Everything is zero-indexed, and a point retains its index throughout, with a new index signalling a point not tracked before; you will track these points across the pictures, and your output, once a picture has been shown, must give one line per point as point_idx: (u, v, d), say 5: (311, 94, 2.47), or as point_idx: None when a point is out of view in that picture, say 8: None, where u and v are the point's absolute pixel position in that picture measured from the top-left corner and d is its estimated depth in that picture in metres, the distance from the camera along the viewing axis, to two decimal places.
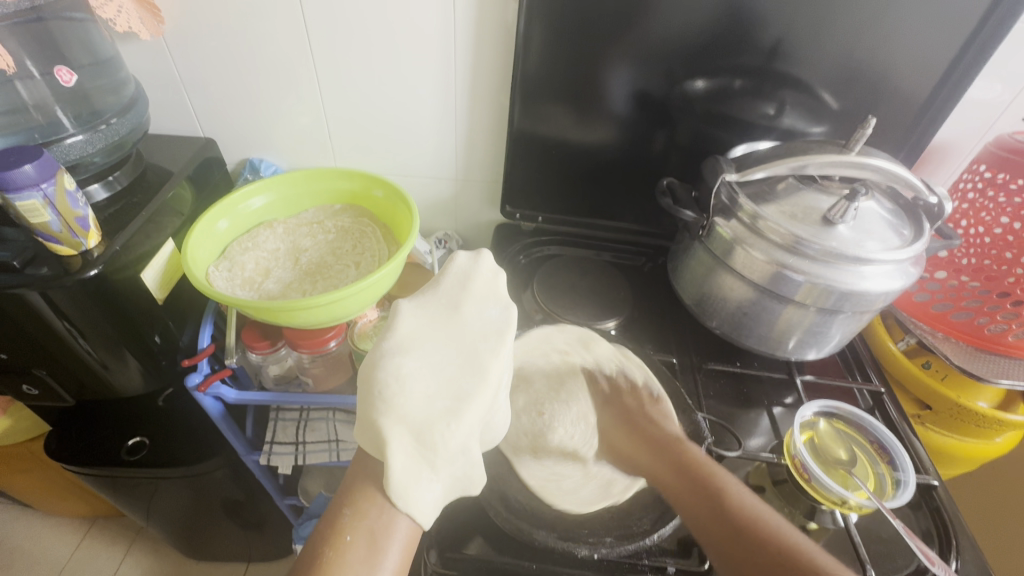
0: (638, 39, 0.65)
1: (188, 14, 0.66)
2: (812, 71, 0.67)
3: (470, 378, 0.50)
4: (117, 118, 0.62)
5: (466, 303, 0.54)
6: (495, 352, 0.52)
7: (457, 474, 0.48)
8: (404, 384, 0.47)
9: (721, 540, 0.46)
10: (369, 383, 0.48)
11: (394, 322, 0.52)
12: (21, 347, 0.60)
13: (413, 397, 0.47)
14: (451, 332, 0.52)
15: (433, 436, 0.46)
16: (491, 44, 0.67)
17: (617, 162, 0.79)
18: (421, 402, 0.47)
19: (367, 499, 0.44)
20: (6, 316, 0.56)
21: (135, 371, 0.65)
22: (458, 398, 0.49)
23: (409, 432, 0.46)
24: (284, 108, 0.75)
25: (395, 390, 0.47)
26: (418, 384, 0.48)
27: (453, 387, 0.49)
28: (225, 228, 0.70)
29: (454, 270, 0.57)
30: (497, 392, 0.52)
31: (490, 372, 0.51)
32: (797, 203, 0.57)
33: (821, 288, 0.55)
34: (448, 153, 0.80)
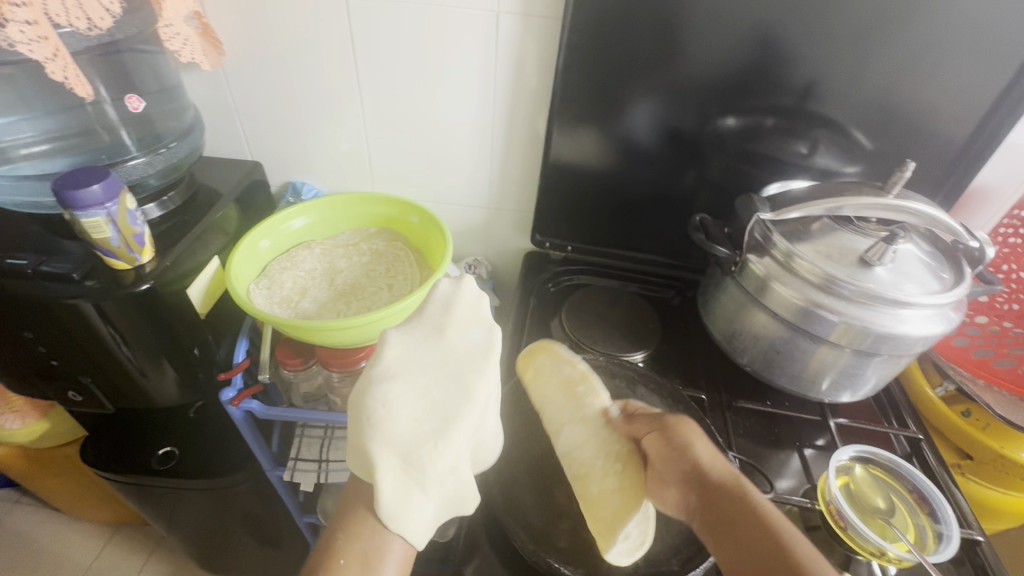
0: (672, 77, 0.67)
1: (247, 49, 0.70)
2: (846, 113, 0.68)
3: (457, 399, 0.50)
4: (176, 143, 0.67)
5: (450, 327, 0.54)
6: (481, 373, 0.52)
7: (448, 493, 0.49)
8: (391, 409, 0.48)
9: None
10: (358, 409, 0.49)
11: (380, 349, 0.52)
12: (68, 353, 0.62)
13: (401, 420, 0.49)
14: (437, 356, 0.53)
15: (421, 456, 0.47)
16: (531, 79, 0.70)
17: (647, 195, 0.80)
18: (409, 424, 0.49)
19: (364, 526, 0.45)
20: (57, 321, 0.58)
21: (170, 379, 0.67)
22: (446, 419, 0.50)
23: (397, 454, 0.47)
24: (329, 135, 0.79)
25: (382, 415, 0.48)
26: (406, 408, 0.49)
27: (441, 409, 0.50)
28: (267, 247, 0.74)
29: (436, 296, 0.56)
30: (486, 412, 0.52)
31: (477, 393, 0.51)
32: (832, 243, 0.57)
33: (857, 329, 0.55)
34: (482, 183, 0.82)
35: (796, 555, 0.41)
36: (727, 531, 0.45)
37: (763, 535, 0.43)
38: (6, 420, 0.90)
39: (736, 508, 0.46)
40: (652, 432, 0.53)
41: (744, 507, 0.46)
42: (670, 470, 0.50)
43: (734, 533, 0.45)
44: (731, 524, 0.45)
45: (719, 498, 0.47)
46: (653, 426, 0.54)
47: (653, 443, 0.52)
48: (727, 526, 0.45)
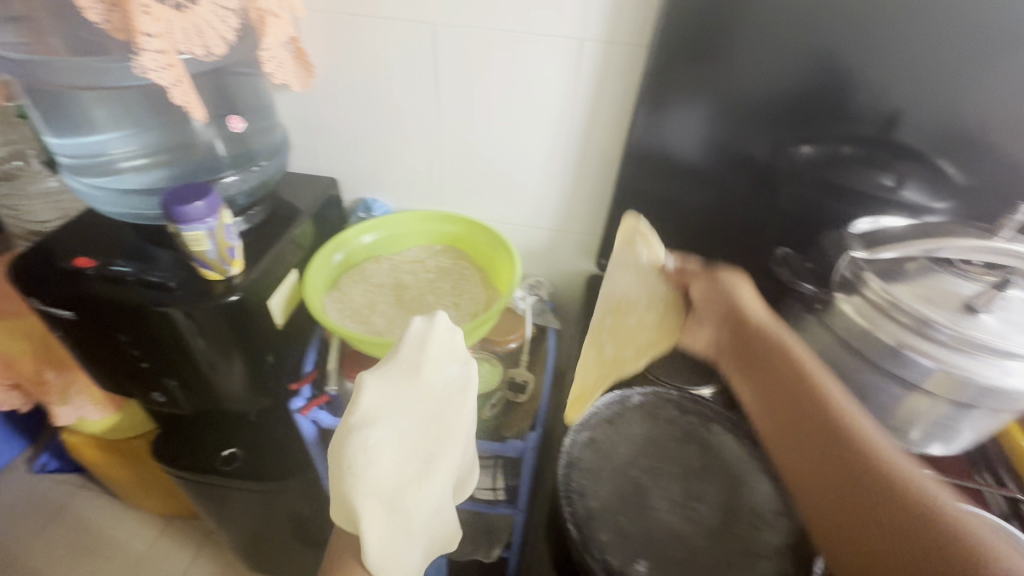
0: (755, 105, 0.66)
1: (333, 70, 0.73)
2: (941, 146, 0.65)
3: (433, 443, 0.50)
4: (267, 161, 0.72)
5: (426, 366, 0.52)
6: (456, 411, 0.52)
7: (435, 535, 0.51)
8: (371, 456, 0.48)
9: (840, 480, 0.46)
10: (338, 458, 0.48)
11: (355, 401, 0.50)
12: (152, 349, 0.65)
13: (383, 467, 0.48)
14: (415, 397, 0.51)
15: (405, 501, 0.48)
16: (608, 106, 0.70)
17: (718, 223, 0.78)
18: (390, 470, 0.48)
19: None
20: (142, 314, 0.60)
21: (237, 370, 0.68)
22: (427, 460, 0.50)
23: (381, 502, 0.47)
24: (403, 154, 0.81)
25: (363, 463, 0.47)
26: (386, 454, 0.48)
27: (421, 450, 0.50)
28: (339, 260, 0.76)
29: (409, 334, 0.53)
30: (465, 445, 0.52)
31: (455, 431, 0.51)
32: (932, 286, 0.54)
33: (956, 379, 0.51)
34: (549, 205, 0.82)
35: (868, 437, 0.47)
36: (763, 367, 0.56)
37: (832, 428, 0.49)
38: (81, 408, 0.92)
39: (788, 367, 0.53)
40: (699, 281, 0.62)
41: (807, 384, 0.52)
42: (718, 335, 0.60)
43: (767, 370, 0.55)
44: (768, 343, 0.56)
45: (755, 347, 0.57)
46: (705, 276, 0.62)
47: (711, 297, 0.60)
48: (767, 360, 0.55)
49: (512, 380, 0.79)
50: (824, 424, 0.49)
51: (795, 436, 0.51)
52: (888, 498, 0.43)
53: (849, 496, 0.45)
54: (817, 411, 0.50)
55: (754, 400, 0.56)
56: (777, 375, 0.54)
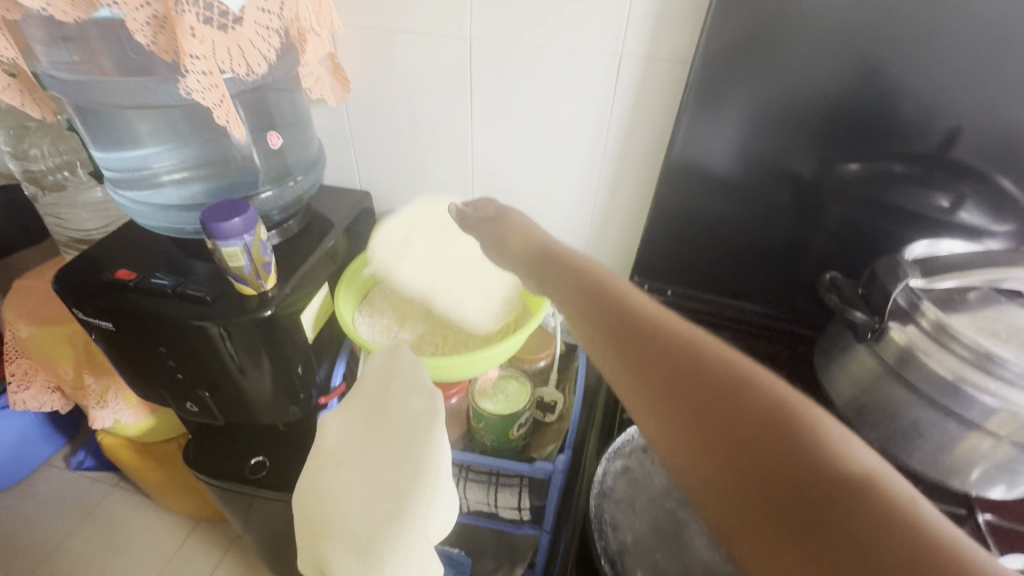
0: (801, 121, 0.63)
1: (368, 85, 0.73)
2: (1003, 167, 0.61)
3: (404, 486, 0.42)
4: (303, 176, 0.73)
5: (390, 398, 0.48)
6: (428, 442, 0.44)
7: None
8: (337, 500, 0.42)
9: (705, 431, 0.30)
10: (303, 507, 0.43)
11: (320, 439, 0.47)
12: (185, 356, 0.65)
13: (351, 513, 0.41)
14: (381, 429, 0.46)
15: (378, 549, 0.39)
16: (646, 122, 0.68)
17: (757, 243, 0.75)
18: (359, 515, 0.41)
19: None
20: (175, 321, 0.60)
21: (266, 378, 0.68)
22: (398, 498, 0.41)
23: (352, 553, 0.39)
24: (435, 168, 0.80)
25: (328, 511, 0.41)
26: (352, 497, 0.42)
27: (391, 487, 0.42)
28: (370, 275, 0.77)
29: (369, 367, 0.52)
30: (444, 483, 0.44)
31: (429, 467, 0.43)
32: (994, 318, 0.51)
33: (1021, 419, 0.48)
34: (582, 222, 0.80)
35: (714, 351, 0.34)
36: (557, 277, 0.49)
37: (621, 319, 0.39)
38: (118, 411, 0.92)
39: (644, 340, 0.36)
40: (564, 277, 0.48)
41: (665, 344, 0.35)
42: (603, 327, 0.39)
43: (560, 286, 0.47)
44: (644, 340, 0.36)
45: (645, 339, 0.36)
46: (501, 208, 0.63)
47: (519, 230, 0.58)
48: (644, 347, 0.36)
49: (541, 399, 0.77)
50: (622, 325, 0.38)
51: (646, 372, 0.35)
52: (796, 452, 0.28)
53: (741, 443, 0.29)
54: (643, 345, 0.36)
55: (632, 382, 0.35)
56: (600, 300, 0.42)
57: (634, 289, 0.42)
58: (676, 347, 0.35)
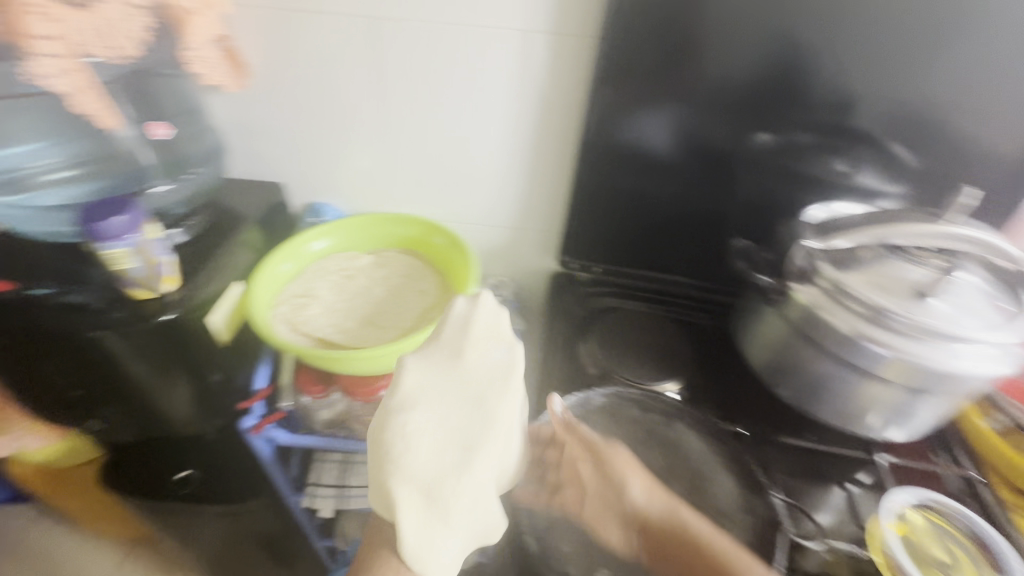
0: (709, 93, 0.65)
1: (269, 68, 0.69)
2: (893, 130, 0.65)
3: (474, 433, 0.46)
4: (200, 168, 0.69)
5: (467, 350, 0.49)
6: (500, 398, 0.47)
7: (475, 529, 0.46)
8: (410, 443, 0.45)
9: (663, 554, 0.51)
10: (375, 441, 0.46)
11: (397, 378, 0.48)
12: (86, 376, 0.62)
13: (421, 454, 0.45)
14: (456, 381, 0.48)
15: (442, 492, 0.44)
16: (561, 98, 0.68)
17: (678, 216, 0.76)
18: (429, 459, 0.45)
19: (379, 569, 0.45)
20: (68, 337, 0.58)
21: (183, 392, 0.66)
22: (467, 446, 0.46)
23: (417, 490, 0.44)
24: (353, 155, 0.77)
25: (400, 449, 0.45)
26: (430, 441, 0.46)
27: (461, 436, 0.46)
28: (288, 270, 0.73)
29: (452, 318, 0.51)
30: (511, 432, 0.48)
31: (499, 418, 0.47)
32: (883, 273, 0.54)
33: (911, 366, 0.51)
34: (507, 204, 0.80)
35: (696, 535, 0.50)
36: (545, 463, 0.56)
37: (618, 489, 0.53)
38: (18, 438, 0.85)
39: (667, 538, 0.51)
40: (584, 459, 0.55)
41: (671, 531, 0.51)
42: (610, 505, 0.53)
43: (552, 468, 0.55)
44: (648, 518, 0.52)
45: (646, 508, 0.52)
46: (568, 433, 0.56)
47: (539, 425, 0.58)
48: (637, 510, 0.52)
49: None
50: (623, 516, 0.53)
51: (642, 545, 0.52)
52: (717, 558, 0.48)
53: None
54: (654, 534, 0.51)
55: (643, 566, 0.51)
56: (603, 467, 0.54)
57: (620, 453, 0.54)
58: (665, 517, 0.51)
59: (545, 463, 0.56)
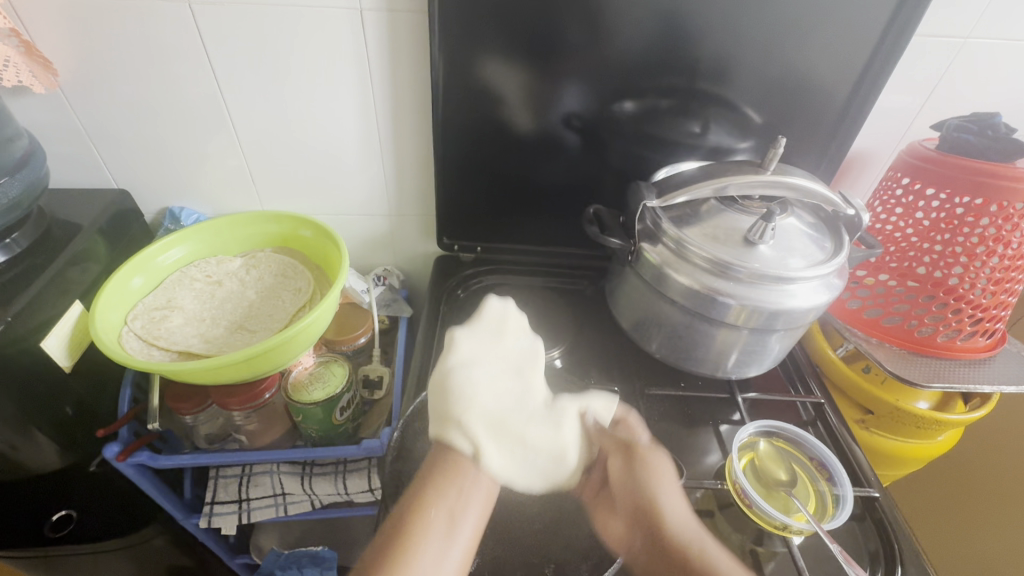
0: (558, 63, 0.65)
1: (83, 64, 0.63)
2: (736, 90, 0.68)
3: (526, 381, 0.54)
4: (8, 178, 0.58)
5: (506, 334, 0.57)
6: (536, 369, 0.55)
7: (542, 460, 0.50)
8: (475, 387, 0.51)
9: None
10: (442, 389, 0.52)
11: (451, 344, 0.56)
12: None
13: (486, 398, 0.51)
14: (500, 352, 0.56)
15: (511, 425, 0.50)
16: (410, 77, 0.67)
17: (549, 187, 0.78)
18: (491, 399, 0.51)
19: (451, 462, 0.47)
20: None
21: (47, 442, 0.62)
22: (524, 397, 0.52)
23: (487, 422, 0.49)
24: (205, 153, 0.73)
25: (468, 391, 0.50)
26: (489, 388, 0.52)
27: (517, 391, 0.53)
28: (140, 284, 0.68)
29: (486, 312, 0.59)
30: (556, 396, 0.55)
31: (542, 386, 0.54)
32: (718, 225, 0.58)
33: (751, 309, 0.55)
34: (380, 189, 0.78)
35: None
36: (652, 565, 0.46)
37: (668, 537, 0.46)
38: None
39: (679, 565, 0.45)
40: (616, 458, 0.52)
41: (677, 539, 0.46)
42: None
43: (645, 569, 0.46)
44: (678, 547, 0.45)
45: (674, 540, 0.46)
46: (622, 449, 0.52)
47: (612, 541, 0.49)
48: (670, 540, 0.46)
49: (365, 376, 0.78)
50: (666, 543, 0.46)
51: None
52: None
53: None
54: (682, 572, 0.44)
55: None
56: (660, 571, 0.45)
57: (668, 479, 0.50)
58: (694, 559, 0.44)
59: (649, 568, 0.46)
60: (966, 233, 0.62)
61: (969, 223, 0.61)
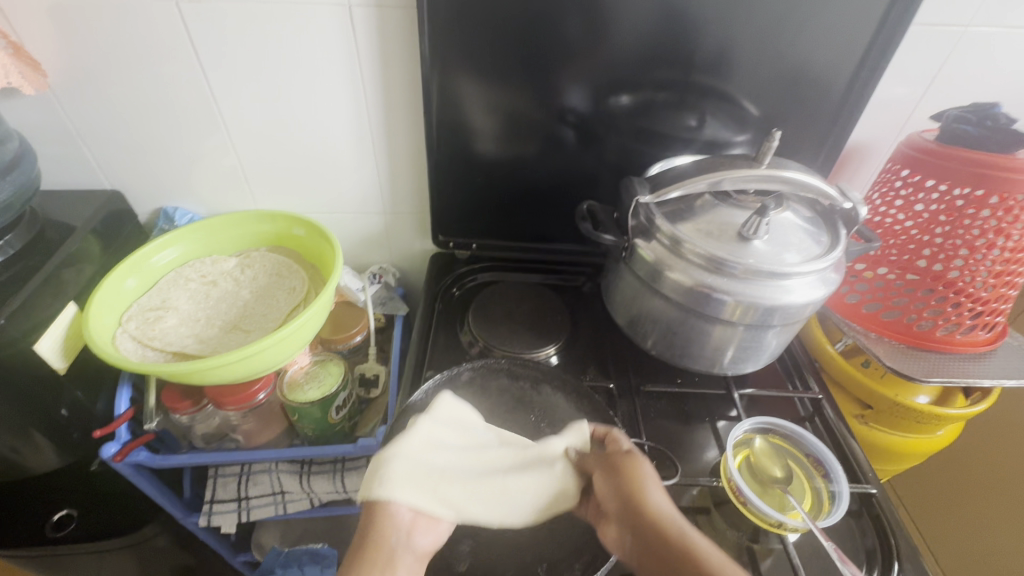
0: (550, 58, 0.64)
1: (71, 65, 0.63)
2: (732, 82, 0.67)
3: (484, 437, 0.52)
4: None
5: (463, 429, 0.52)
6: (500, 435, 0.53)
7: (510, 505, 0.48)
8: (426, 446, 0.48)
9: None
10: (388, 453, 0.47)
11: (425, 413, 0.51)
12: None
13: (439, 455, 0.49)
14: (464, 446, 0.51)
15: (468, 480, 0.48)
16: (401, 74, 0.66)
17: (544, 183, 0.77)
18: (443, 454, 0.49)
19: (382, 523, 0.44)
20: None
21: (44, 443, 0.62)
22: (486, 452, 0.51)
23: (440, 483, 0.47)
24: (197, 153, 0.72)
25: (416, 447, 0.48)
26: (443, 451, 0.49)
27: (481, 457, 0.50)
28: (135, 286, 0.68)
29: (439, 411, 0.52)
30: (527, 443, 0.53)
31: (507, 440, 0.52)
32: (713, 220, 0.57)
33: (746, 305, 0.54)
34: (373, 187, 0.78)
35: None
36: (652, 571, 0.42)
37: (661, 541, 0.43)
38: None
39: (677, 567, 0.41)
40: (596, 472, 0.49)
41: (664, 530, 0.43)
42: None
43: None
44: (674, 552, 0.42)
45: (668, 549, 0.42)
46: (602, 464, 0.49)
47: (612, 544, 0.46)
48: (661, 544, 0.43)
49: (362, 375, 0.78)
50: (663, 552, 0.42)
51: None
52: None
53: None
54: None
55: None
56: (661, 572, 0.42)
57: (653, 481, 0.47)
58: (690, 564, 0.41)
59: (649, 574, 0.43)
60: (967, 225, 0.61)
61: (969, 215, 0.60)
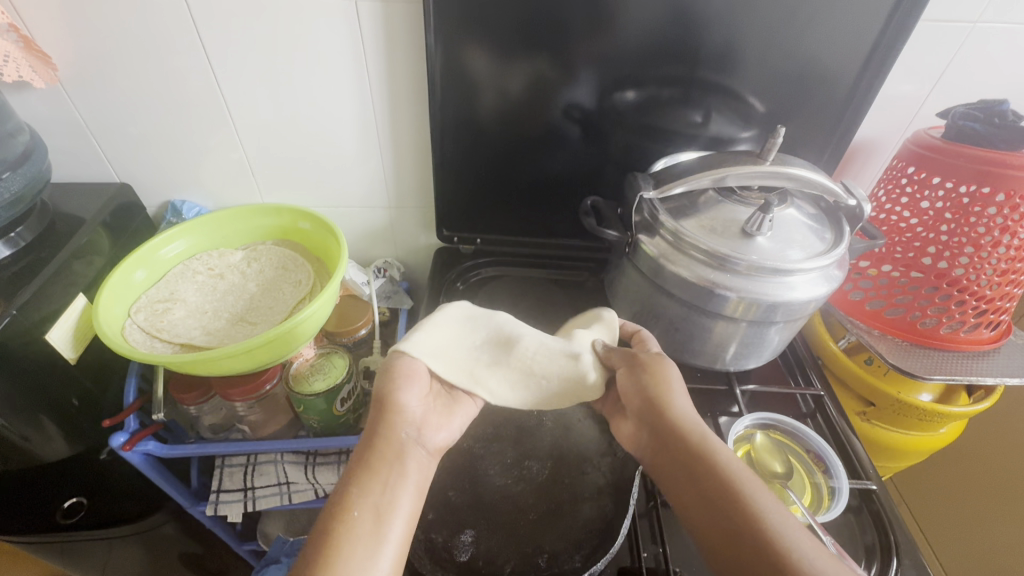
0: (556, 53, 0.64)
1: (82, 58, 0.63)
2: (737, 78, 0.67)
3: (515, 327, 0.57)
4: (10, 173, 0.59)
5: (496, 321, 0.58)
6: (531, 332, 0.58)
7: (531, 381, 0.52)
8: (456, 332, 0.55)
9: (698, 493, 0.43)
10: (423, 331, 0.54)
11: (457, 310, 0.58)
12: None
13: (468, 342, 0.55)
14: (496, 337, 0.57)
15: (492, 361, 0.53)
16: (407, 68, 0.66)
17: (549, 179, 0.77)
18: (471, 343, 0.55)
19: (389, 435, 0.45)
20: None
21: (54, 433, 0.63)
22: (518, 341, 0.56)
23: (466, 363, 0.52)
24: (204, 146, 0.73)
25: (446, 331, 0.54)
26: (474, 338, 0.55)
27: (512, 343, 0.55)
28: (143, 278, 0.68)
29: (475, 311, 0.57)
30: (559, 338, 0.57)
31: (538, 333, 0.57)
32: (716, 217, 0.57)
33: (748, 301, 0.54)
34: (379, 181, 0.78)
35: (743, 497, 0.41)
36: (661, 462, 0.47)
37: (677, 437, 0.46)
38: None
39: (687, 462, 0.45)
40: (621, 369, 0.52)
41: (681, 427, 0.46)
42: (672, 487, 0.45)
43: (657, 465, 0.47)
44: (689, 450, 0.45)
45: (682, 444, 0.46)
46: (626, 363, 0.52)
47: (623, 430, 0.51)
48: (676, 440, 0.46)
49: (366, 368, 0.79)
50: (678, 449, 0.46)
51: (681, 478, 0.45)
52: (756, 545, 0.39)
53: (703, 497, 0.43)
54: (693, 472, 0.44)
55: (681, 500, 0.44)
56: (672, 463, 0.46)
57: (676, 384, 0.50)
58: (703, 460, 0.44)
59: (655, 461, 0.47)
60: (972, 222, 0.61)
61: (975, 213, 0.60)
